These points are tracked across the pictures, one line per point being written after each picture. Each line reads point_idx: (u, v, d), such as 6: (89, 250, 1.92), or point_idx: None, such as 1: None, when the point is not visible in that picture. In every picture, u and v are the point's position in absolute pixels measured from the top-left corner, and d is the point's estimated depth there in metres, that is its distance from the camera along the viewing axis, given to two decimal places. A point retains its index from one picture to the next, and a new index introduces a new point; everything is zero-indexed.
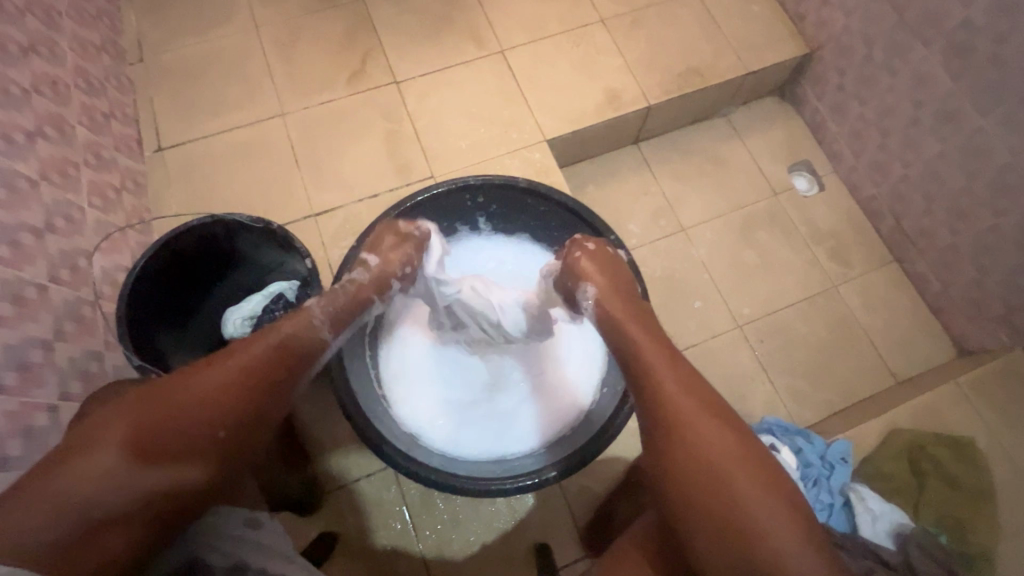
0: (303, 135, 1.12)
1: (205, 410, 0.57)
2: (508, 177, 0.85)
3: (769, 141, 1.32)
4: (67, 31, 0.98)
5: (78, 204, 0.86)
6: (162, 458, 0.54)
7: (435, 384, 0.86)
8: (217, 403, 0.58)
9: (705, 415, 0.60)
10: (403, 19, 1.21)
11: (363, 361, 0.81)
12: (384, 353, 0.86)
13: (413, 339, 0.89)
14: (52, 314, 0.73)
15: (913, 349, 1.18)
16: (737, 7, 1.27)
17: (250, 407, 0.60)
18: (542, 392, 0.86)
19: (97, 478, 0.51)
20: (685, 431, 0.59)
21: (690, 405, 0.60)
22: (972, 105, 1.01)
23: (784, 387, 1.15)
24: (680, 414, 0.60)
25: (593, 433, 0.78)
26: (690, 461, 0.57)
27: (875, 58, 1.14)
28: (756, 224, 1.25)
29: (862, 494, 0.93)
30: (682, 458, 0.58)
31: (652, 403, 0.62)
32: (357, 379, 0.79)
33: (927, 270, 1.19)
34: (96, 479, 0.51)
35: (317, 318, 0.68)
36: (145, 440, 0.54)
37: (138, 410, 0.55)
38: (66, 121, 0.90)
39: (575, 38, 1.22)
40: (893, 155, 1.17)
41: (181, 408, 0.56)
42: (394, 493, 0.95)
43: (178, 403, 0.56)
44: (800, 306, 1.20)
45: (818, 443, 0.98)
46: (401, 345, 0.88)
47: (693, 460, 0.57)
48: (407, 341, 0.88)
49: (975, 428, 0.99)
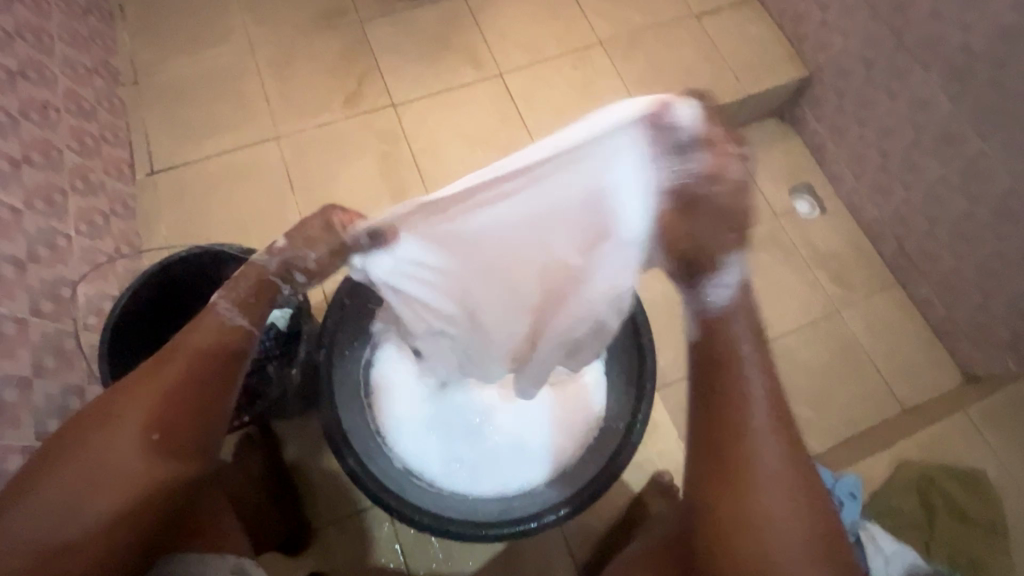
0: (297, 158, 1.10)
1: (176, 411, 0.54)
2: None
3: (769, 162, 1.31)
4: (58, 53, 0.97)
5: (64, 231, 0.84)
6: (108, 474, 0.50)
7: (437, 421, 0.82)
8: (182, 406, 0.54)
9: (785, 476, 0.53)
10: (399, 40, 1.20)
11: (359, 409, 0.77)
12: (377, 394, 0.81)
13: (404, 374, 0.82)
14: (30, 348, 0.71)
15: (919, 375, 1.15)
16: (736, 29, 1.26)
17: (198, 407, 0.56)
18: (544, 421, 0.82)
19: (47, 514, 0.48)
20: (757, 489, 0.53)
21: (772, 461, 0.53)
22: (973, 129, 0.99)
23: (788, 415, 1.12)
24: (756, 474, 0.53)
25: (591, 474, 0.74)
26: (755, 524, 0.52)
27: (875, 81, 1.13)
28: (757, 248, 1.24)
29: (872, 533, 0.90)
30: (748, 520, 0.52)
31: (729, 448, 0.55)
32: (347, 423, 0.75)
33: (931, 295, 1.16)
34: (91, 479, 0.50)
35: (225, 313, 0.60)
36: (88, 461, 0.50)
37: (115, 413, 0.52)
38: (54, 145, 0.88)
39: (573, 61, 1.22)
40: (894, 178, 1.16)
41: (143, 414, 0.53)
42: (387, 530, 0.92)
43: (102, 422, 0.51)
44: (802, 330, 1.18)
45: (827, 477, 0.95)
46: (394, 381, 0.82)
47: (754, 526, 0.52)
48: (399, 377, 0.82)
49: (985, 460, 0.96)
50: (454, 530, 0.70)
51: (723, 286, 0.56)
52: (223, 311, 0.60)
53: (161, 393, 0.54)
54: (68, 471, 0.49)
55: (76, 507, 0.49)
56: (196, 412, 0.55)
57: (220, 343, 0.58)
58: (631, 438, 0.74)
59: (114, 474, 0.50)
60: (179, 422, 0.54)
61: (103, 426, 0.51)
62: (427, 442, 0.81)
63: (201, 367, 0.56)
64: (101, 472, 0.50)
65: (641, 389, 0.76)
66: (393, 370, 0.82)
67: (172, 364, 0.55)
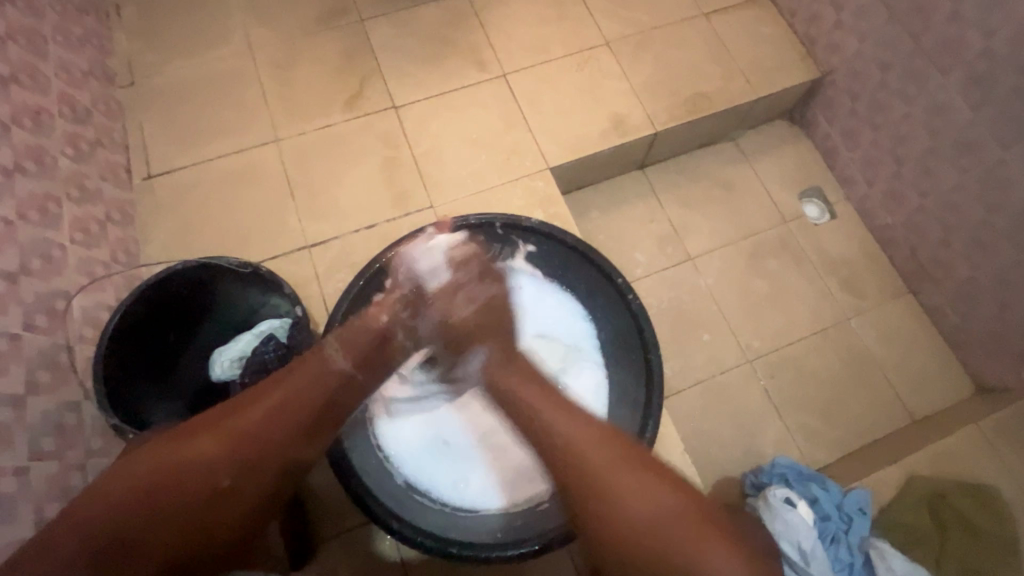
0: (296, 162, 1.08)
1: (264, 433, 0.62)
2: (511, 218, 0.86)
3: (779, 166, 1.28)
4: (52, 56, 0.94)
5: (58, 241, 0.82)
6: (188, 497, 0.57)
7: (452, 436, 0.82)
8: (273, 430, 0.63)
9: (619, 464, 0.61)
10: (402, 41, 1.18)
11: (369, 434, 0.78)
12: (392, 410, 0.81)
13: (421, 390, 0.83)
14: (23, 365, 0.69)
15: (930, 384, 1.13)
16: (746, 29, 1.23)
17: (281, 435, 0.63)
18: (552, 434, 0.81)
19: (124, 497, 0.55)
20: (606, 488, 0.60)
21: (600, 458, 0.62)
22: (991, 137, 0.97)
23: (797, 425, 1.10)
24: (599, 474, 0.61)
25: None
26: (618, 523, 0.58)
27: (890, 84, 1.10)
28: (766, 254, 1.21)
29: (882, 551, 0.88)
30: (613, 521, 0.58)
31: (563, 460, 0.63)
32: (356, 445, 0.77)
33: (944, 304, 1.14)
34: (167, 479, 0.57)
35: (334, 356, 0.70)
36: (174, 479, 0.57)
37: (223, 424, 0.61)
38: (48, 153, 0.86)
39: (579, 62, 1.19)
40: (908, 184, 1.13)
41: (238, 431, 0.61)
42: (389, 545, 0.89)
43: (209, 428, 0.61)
44: (811, 339, 1.16)
45: (835, 492, 0.93)
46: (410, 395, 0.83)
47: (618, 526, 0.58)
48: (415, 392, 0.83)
49: (1001, 476, 0.94)
50: (455, 551, 0.70)
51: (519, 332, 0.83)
52: (331, 354, 0.70)
53: (258, 416, 0.63)
54: (156, 485, 0.56)
55: (157, 522, 0.55)
56: (275, 442, 0.62)
57: (337, 372, 0.69)
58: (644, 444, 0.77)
59: (194, 500, 0.57)
60: (251, 463, 0.61)
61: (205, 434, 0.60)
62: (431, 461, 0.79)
63: (292, 409, 0.64)
64: (179, 475, 0.57)
65: (648, 398, 0.80)
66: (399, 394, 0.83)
67: (281, 392, 0.65)
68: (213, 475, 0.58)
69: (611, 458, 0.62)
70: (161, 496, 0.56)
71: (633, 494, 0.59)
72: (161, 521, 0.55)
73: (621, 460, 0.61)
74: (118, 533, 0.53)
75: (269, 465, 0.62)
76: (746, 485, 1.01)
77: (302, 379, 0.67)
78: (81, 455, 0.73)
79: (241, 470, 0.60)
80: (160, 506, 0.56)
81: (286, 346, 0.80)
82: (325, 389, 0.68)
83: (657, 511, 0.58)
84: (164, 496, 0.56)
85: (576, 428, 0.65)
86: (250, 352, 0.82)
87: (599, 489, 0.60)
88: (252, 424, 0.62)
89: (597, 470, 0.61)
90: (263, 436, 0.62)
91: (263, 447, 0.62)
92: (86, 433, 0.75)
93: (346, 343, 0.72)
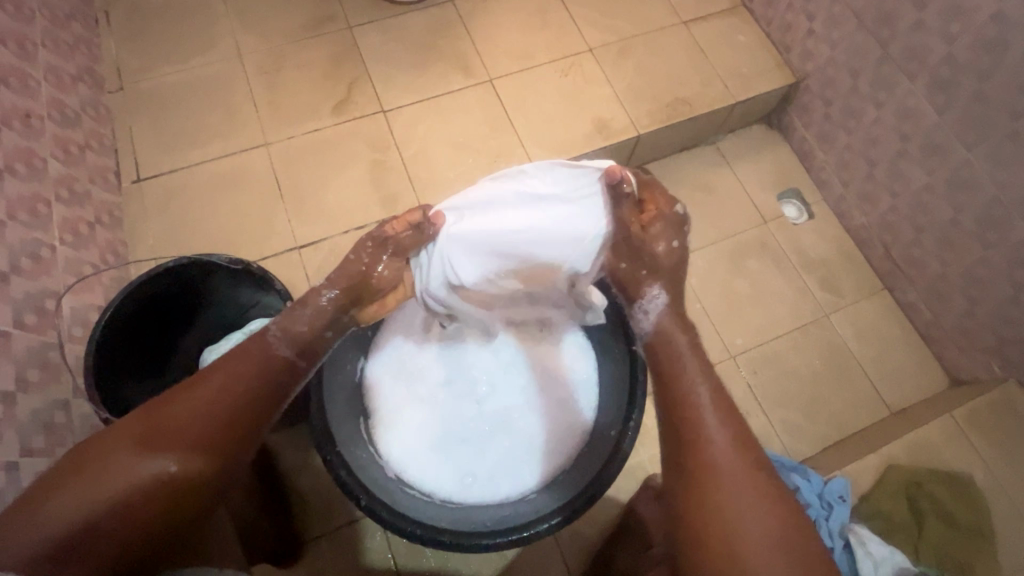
0: (286, 166, 1.09)
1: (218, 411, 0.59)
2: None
3: (758, 169, 1.32)
4: (41, 62, 0.95)
5: (48, 242, 0.83)
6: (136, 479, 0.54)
7: (438, 417, 0.83)
8: (225, 407, 0.59)
9: (742, 472, 0.59)
10: (389, 47, 1.20)
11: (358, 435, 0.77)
12: (376, 404, 0.81)
13: (406, 379, 0.84)
14: (13, 363, 0.70)
15: (905, 378, 1.17)
16: (723, 37, 1.27)
17: (238, 409, 0.60)
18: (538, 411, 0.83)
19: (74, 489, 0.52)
20: (715, 477, 0.59)
21: (727, 457, 0.60)
22: (957, 139, 1.01)
23: (779, 419, 1.13)
24: (715, 464, 0.59)
25: (593, 470, 0.74)
26: (715, 514, 0.57)
27: (861, 90, 1.15)
28: (746, 253, 1.25)
29: (862, 537, 0.91)
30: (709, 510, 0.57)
31: (683, 442, 0.62)
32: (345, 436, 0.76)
33: (918, 300, 1.18)
34: (113, 466, 0.53)
35: (273, 340, 0.65)
36: (104, 492, 0.52)
37: (171, 407, 0.58)
38: (37, 155, 0.87)
39: (563, 68, 1.22)
40: (880, 185, 1.18)
41: (189, 410, 0.58)
42: (379, 542, 0.91)
43: (157, 410, 0.58)
44: (791, 335, 1.19)
45: (816, 481, 0.96)
46: (394, 386, 0.83)
47: (718, 519, 0.56)
48: (398, 382, 0.83)
49: (972, 463, 0.98)
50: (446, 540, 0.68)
51: (647, 313, 0.71)
52: (273, 342, 0.65)
53: (212, 394, 0.59)
54: (91, 498, 0.52)
55: (105, 511, 0.52)
56: (230, 418, 0.59)
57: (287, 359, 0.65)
58: (632, 424, 0.75)
59: (132, 508, 0.54)
60: (194, 463, 0.57)
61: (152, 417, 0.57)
62: (426, 441, 0.80)
63: (232, 398, 0.60)
64: (125, 464, 0.54)
65: (634, 399, 0.77)
66: (385, 362, 0.84)
67: (218, 383, 0.60)
68: (150, 483, 0.54)
69: (733, 461, 0.59)
70: (95, 507, 0.52)
71: (747, 505, 0.57)
72: (103, 533, 0.52)
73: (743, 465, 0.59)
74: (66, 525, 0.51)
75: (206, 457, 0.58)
76: None
77: (240, 366, 0.62)
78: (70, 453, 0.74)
79: (184, 471, 0.56)
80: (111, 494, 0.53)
81: None
82: (268, 377, 0.63)
83: (753, 520, 0.56)
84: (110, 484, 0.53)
85: (718, 418, 0.62)
86: None
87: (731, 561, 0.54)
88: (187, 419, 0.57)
89: (716, 466, 0.59)
90: (209, 421, 0.58)
91: (216, 427, 0.58)
92: (74, 432, 0.76)
93: (292, 334, 0.66)
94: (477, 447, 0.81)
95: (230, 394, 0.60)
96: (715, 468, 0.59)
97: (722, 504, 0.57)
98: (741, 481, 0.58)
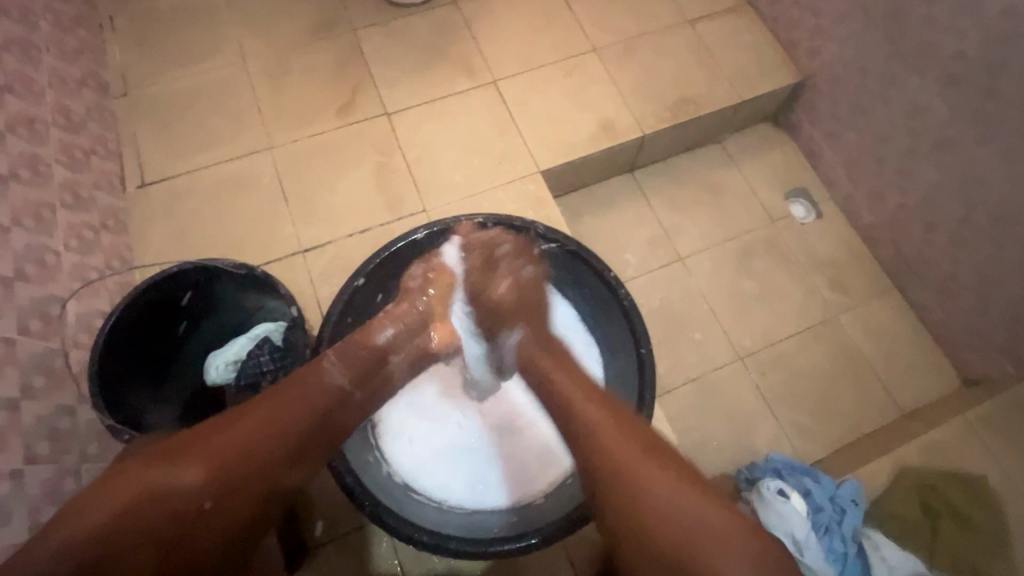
0: (290, 169, 1.09)
1: (274, 439, 0.62)
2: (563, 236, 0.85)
3: (764, 168, 1.31)
4: (47, 67, 0.95)
5: (53, 247, 0.83)
6: (188, 497, 0.56)
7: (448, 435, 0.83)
8: (280, 439, 0.62)
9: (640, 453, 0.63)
10: (394, 50, 1.20)
11: (367, 447, 0.77)
12: (385, 423, 0.81)
13: (418, 400, 0.84)
14: (18, 371, 0.70)
15: (916, 378, 1.15)
16: (729, 36, 1.26)
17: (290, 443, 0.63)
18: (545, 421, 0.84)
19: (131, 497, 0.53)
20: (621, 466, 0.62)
21: (620, 443, 0.64)
22: (967, 135, 0.99)
23: (789, 421, 1.11)
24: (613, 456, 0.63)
25: None
26: (630, 500, 0.60)
27: (869, 87, 1.13)
28: (755, 253, 1.23)
29: (876, 541, 0.90)
30: (623, 497, 0.60)
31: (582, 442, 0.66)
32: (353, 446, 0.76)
33: (929, 299, 1.17)
34: (172, 481, 0.56)
35: (328, 362, 0.70)
36: (153, 502, 0.54)
37: (233, 431, 0.61)
38: (42, 160, 0.87)
39: (568, 68, 1.21)
40: (890, 183, 1.16)
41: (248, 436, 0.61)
42: (387, 547, 0.90)
43: (219, 431, 0.60)
44: (801, 336, 1.18)
45: (828, 484, 0.94)
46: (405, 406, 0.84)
47: (636, 507, 0.59)
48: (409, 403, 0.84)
49: (988, 464, 0.97)
50: (453, 547, 0.68)
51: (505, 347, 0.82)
52: (327, 367, 0.69)
53: (270, 424, 0.62)
54: (140, 505, 0.53)
55: (152, 525, 0.53)
56: (282, 449, 0.62)
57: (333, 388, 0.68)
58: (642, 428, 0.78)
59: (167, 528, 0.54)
60: (238, 489, 0.59)
61: (215, 438, 0.60)
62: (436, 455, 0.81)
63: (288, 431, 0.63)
64: (182, 481, 0.56)
65: (641, 398, 0.79)
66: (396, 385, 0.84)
67: (273, 413, 0.63)
68: (198, 501, 0.56)
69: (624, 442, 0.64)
70: (132, 524, 0.52)
71: (653, 483, 0.60)
72: (133, 550, 0.52)
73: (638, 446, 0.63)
74: (111, 534, 0.51)
75: (254, 486, 0.60)
76: (741, 482, 1.01)
77: (299, 399, 0.66)
78: (76, 459, 0.74)
79: (221, 494, 0.58)
80: (163, 507, 0.54)
81: (282, 349, 0.82)
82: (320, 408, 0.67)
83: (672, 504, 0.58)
84: (163, 497, 0.55)
85: (609, 424, 0.66)
86: (245, 356, 0.83)
87: (640, 512, 0.59)
88: (231, 443, 0.60)
89: (614, 452, 0.63)
90: (261, 448, 0.61)
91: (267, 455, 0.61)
92: (80, 438, 0.76)
93: (345, 356, 0.72)
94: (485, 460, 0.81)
95: (284, 426, 0.63)
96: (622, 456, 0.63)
97: (641, 483, 0.60)
98: (642, 460, 0.62)
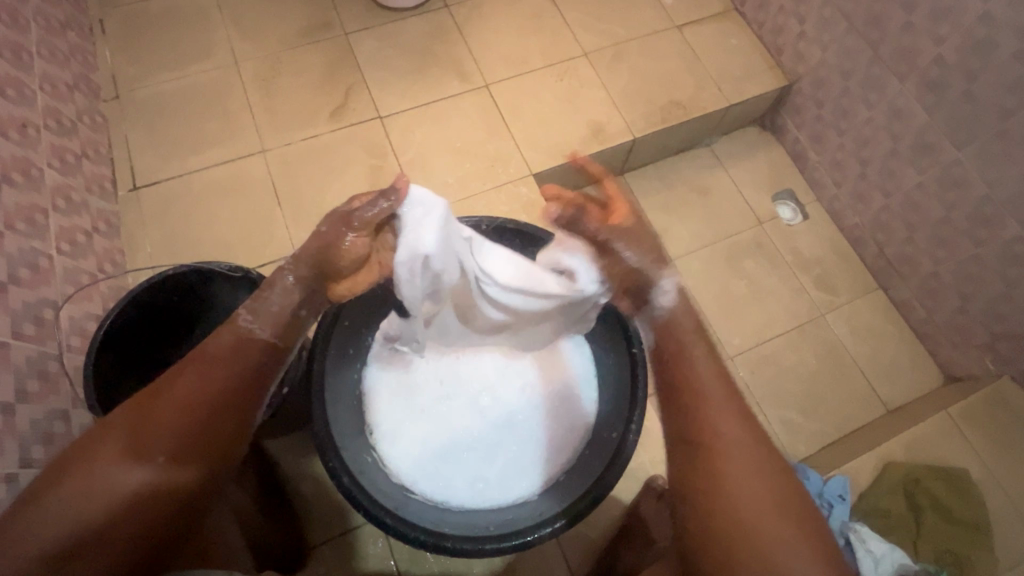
0: (282, 171, 1.10)
1: (198, 407, 0.57)
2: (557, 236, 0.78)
3: (752, 170, 1.33)
4: (38, 71, 0.95)
5: (46, 252, 0.83)
6: (135, 485, 0.53)
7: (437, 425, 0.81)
8: (209, 403, 0.57)
9: (753, 450, 0.58)
10: (387, 55, 1.21)
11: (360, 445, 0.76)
12: (374, 414, 0.80)
13: (407, 390, 0.83)
14: (12, 374, 0.70)
15: (900, 375, 1.18)
16: (716, 41, 1.29)
17: (222, 409, 0.58)
18: (541, 412, 0.82)
19: (72, 503, 0.51)
20: (728, 456, 0.57)
21: (735, 431, 0.59)
22: (947, 139, 1.02)
23: (778, 418, 1.14)
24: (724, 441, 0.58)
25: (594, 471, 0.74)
26: (726, 491, 0.56)
27: (852, 91, 1.16)
28: (744, 254, 1.26)
29: (862, 536, 0.92)
30: (717, 484, 0.56)
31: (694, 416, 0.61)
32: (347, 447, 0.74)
33: (911, 298, 1.20)
34: (110, 476, 0.52)
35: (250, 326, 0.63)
36: (93, 503, 0.51)
37: (153, 409, 0.55)
38: (33, 164, 0.86)
39: (559, 73, 1.23)
40: (873, 184, 1.19)
41: (171, 412, 0.55)
42: (382, 548, 0.91)
43: (143, 412, 0.55)
44: (789, 337, 1.20)
45: (818, 481, 0.98)
46: (392, 395, 0.82)
47: (727, 495, 0.55)
48: (396, 392, 0.82)
49: (969, 459, 1.00)
50: (450, 544, 0.67)
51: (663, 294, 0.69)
52: (249, 327, 0.62)
53: (193, 394, 0.57)
54: (83, 506, 0.51)
55: (108, 519, 0.52)
56: (214, 414, 0.58)
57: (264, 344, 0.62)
58: (636, 419, 0.72)
59: (115, 528, 0.52)
60: (184, 464, 0.56)
61: (138, 422, 0.55)
62: (429, 449, 0.79)
63: (212, 396, 0.58)
64: (122, 473, 0.53)
65: (634, 398, 0.73)
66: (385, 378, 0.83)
67: (192, 381, 0.57)
68: (144, 487, 0.53)
69: (742, 436, 0.58)
70: (71, 533, 0.50)
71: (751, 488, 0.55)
72: (100, 541, 0.52)
73: (750, 445, 0.58)
74: (66, 538, 0.50)
75: (198, 455, 0.57)
76: None
77: (215, 366, 0.59)
78: None
79: (168, 471, 0.55)
80: (111, 502, 0.52)
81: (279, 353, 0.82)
82: (243, 362, 0.61)
83: (763, 511, 0.54)
84: (106, 492, 0.52)
85: (726, 408, 0.60)
86: None
87: (728, 502, 0.55)
88: (144, 425, 0.54)
89: (725, 440, 0.58)
90: (191, 419, 0.56)
91: (203, 423, 0.57)
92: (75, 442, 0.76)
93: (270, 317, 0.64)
94: (477, 452, 0.80)
95: (211, 393, 0.58)
96: (728, 444, 0.58)
97: (736, 478, 0.56)
98: (752, 461, 0.57)
